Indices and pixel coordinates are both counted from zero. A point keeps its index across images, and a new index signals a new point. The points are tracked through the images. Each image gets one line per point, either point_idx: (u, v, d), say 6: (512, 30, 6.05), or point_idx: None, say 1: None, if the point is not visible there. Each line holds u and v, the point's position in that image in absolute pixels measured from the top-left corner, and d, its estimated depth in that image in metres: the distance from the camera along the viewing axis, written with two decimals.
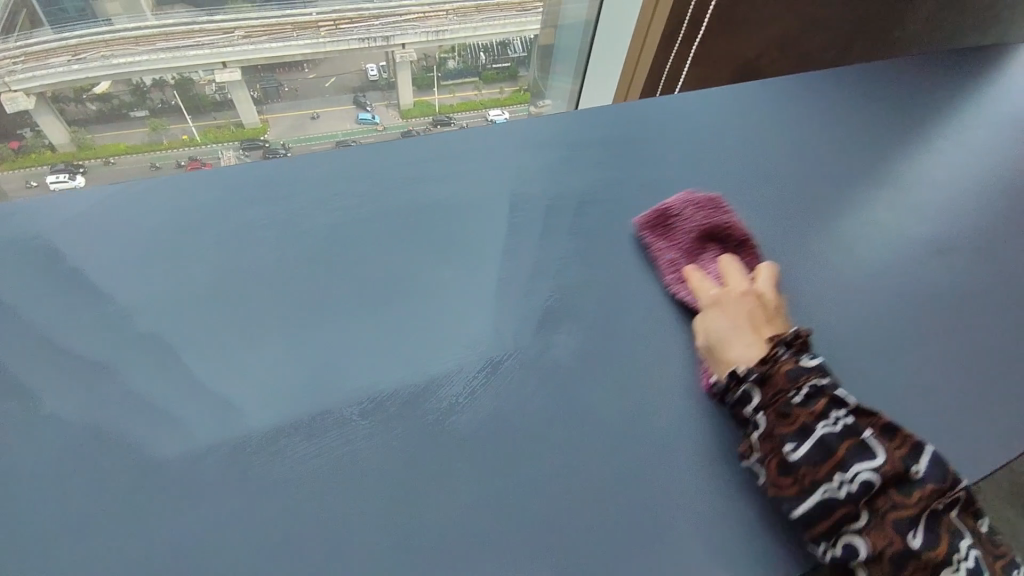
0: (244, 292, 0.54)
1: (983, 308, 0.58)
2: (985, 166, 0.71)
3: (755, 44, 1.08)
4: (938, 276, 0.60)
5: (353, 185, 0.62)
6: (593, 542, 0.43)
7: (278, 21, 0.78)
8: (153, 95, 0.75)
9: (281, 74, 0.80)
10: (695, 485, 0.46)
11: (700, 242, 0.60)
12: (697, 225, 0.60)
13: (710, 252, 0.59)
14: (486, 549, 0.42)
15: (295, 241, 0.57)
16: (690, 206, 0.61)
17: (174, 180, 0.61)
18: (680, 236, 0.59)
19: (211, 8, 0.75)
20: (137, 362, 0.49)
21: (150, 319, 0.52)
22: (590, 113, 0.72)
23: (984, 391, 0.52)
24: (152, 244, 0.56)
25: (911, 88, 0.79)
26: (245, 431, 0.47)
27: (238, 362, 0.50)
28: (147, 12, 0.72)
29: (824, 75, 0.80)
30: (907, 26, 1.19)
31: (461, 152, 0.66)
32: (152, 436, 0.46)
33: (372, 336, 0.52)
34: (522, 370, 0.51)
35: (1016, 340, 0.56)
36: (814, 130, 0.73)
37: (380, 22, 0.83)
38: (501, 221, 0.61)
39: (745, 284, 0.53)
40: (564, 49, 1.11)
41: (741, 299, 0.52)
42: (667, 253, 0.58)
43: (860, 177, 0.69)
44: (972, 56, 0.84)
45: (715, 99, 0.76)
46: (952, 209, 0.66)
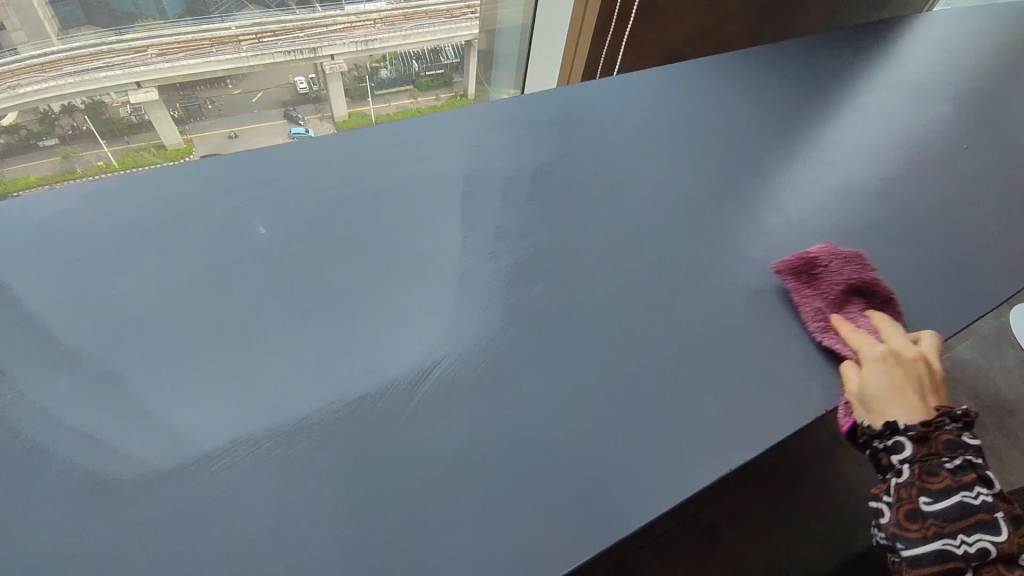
0: (183, 296, 0.51)
1: (905, 247, 0.63)
2: (891, 125, 0.78)
3: (676, 35, 1.15)
4: (861, 224, 0.65)
5: (298, 181, 0.61)
6: (575, 496, 0.42)
7: (193, 37, 0.76)
8: (62, 122, 0.72)
9: (202, 92, 0.79)
10: (669, 433, 0.46)
11: (846, 293, 0.56)
12: (858, 270, 0.57)
13: (859, 304, 0.55)
14: (464, 515, 0.41)
15: (242, 239, 0.56)
16: (841, 257, 0.57)
17: (107, 189, 0.58)
18: (828, 286, 0.56)
19: (120, 27, 0.71)
20: (67, 375, 0.46)
21: (75, 329, 0.48)
22: (527, 101, 0.75)
23: (913, 317, 0.56)
24: (81, 252, 0.53)
25: (819, 64, 0.86)
26: (192, 432, 0.43)
27: (178, 371, 0.47)
28: (53, 38, 0.67)
29: (740, 56, 0.86)
30: (807, 12, 1.30)
31: (406, 144, 0.67)
32: (92, 447, 0.42)
33: (319, 338, 0.50)
34: (488, 339, 0.51)
35: (936, 270, 0.61)
36: (737, 105, 0.79)
37: (305, 34, 0.83)
38: (451, 205, 0.62)
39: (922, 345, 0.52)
40: (502, 57, 1.17)
41: (910, 362, 0.50)
42: (812, 303, 0.54)
43: (782, 145, 0.74)
44: (868, 32, 0.93)
45: (645, 81, 0.80)
46: (867, 165, 0.72)
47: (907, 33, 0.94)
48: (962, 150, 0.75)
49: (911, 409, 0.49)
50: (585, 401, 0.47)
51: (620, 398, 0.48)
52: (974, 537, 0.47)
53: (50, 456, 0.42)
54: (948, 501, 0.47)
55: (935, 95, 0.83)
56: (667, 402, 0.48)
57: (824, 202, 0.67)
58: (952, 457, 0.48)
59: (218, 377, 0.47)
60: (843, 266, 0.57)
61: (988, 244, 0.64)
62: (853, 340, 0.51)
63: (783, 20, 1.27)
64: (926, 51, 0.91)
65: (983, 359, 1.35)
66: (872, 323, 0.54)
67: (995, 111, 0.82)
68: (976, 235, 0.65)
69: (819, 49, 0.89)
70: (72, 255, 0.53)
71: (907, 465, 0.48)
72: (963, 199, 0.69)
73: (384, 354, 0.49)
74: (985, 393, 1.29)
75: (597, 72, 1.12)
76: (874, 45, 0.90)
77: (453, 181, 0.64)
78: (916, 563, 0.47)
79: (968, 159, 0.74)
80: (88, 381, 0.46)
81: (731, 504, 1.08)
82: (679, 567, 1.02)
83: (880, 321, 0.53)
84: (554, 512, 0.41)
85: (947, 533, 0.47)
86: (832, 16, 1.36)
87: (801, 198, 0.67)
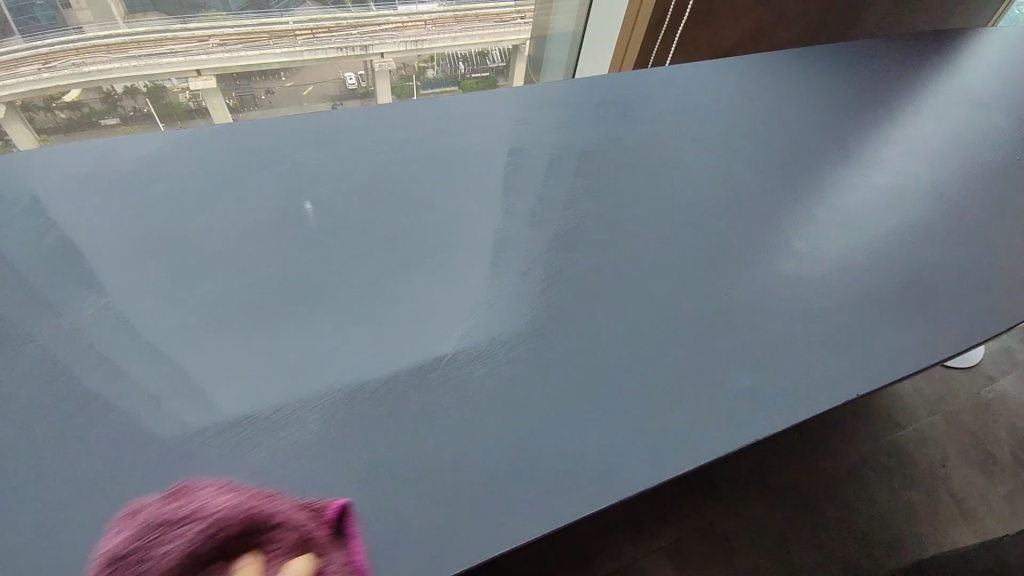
0: (229, 244, 0.54)
1: (944, 253, 0.61)
2: (940, 134, 0.76)
3: (727, 36, 1.14)
4: (900, 228, 0.64)
5: (344, 145, 0.64)
6: (587, 456, 0.43)
7: (253, 30, 0.83)
8: (125, 103, 0.80)
9: (257, 82, 0.85)
10: (684, 407, 0.47)
11: None
12: (167, 561, 0.34)
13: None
14: (478, 463, 0.42)
15: (287, 193, 0.59)
16: (123, 547, 0.35)
17: (167, 140, 0.62)
18: None
19: (185, 17, 0.79)
20: (124, 303, 0.50)
21: (129, 267, 0.52)
22: (570, 85, 0.76)
23: (948, 321, 0.55)
24: (141, 195, 0.57)
25: (872, 67, 0.85)
26: (232, 365, 0.46)
27: (219, 316, 0.49)
28: (119, 21, 0.75)
29: (791, 55, 0.85)
30: (865, 21, 1.27)
31: (449, 119, 0.69)
32: (141, 369, 0.46)
33: (352, 306, 0.51)
34: (513, 306, 0.52)
35: (975, 278, 0.59)
36: (783, 102, 0.78)
37: (358, 32, 0.89)
38: (489, 177, 0.63)
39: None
40: (552, 62, 1.21)
41: None
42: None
43: (826, 143, 0.73)
44: (926, 41, 0.91)
45: (690, 72, 0.80)
46: (914, 172, 0.70)
47: (970, 44, 0.91)
48: (1018, 164, 0.73)
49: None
50: (605, 371, 0.48)
51: (639, 372, 0.49)
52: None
53: (101, 375, 0.45)
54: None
55: (992, 107, 0.81)
56: (685, 379, 0.49)
57: (862, 204, 0.66)
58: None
59: (258, 316, 0.50)
60: (150, 556, 0.34)
61: None
62: None
63: (839, 27, 1.25)
64: (986, 63, 0.88)
65: None
66: None
67: None
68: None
69: (874, 54, 0.87)
70: (130, 199, 0.57)
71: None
72: (1016, 213, 0.67)
73: (415, 327, 0.50)
74: None
75: (648, 65, 1.10)
76: (933, 54, 0.88)
77: (492, 155, 0.66)
78: None
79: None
80: (141, 310, 0.49)
81: (746, 520, 1.06)
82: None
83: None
84: (565, 471, 0.42)
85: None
86: (894, 28, 1.32)
87: (841, 198, 0.67)
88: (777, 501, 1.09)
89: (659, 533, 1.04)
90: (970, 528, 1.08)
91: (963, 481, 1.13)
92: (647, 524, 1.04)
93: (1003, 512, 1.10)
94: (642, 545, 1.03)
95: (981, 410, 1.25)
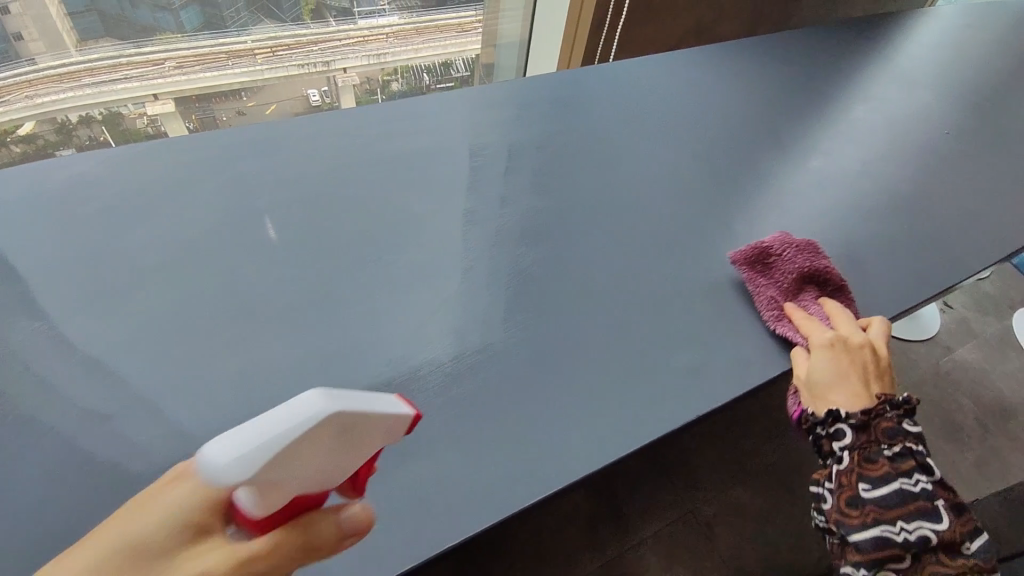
0: (185, 258, 0.53)
1: (883, 228, 0.65)
2: (881, 114, 0.79)
3: (676, 28, 1.16)
4: (843, 206, 0.67)
5: (299, 152, 0.63)
6: (547, 444, 0.45)
7: (211, 50, 0.82)
8: (80, 132, 0.77)
9: (217, 104, 0.84)
10: (640, 391, 0.49)
11: (802, 280, 0.56)
12: (793, 266, 0.56)
13: (813, 294, 0.56)
14: (443, 457, 0.44)
15: (242, 203, 0.58)
16: (784, 248, 0.57)
17: (114, 155, 0.60)
18: (781, 274, 0.56)
19: (139, 40, 0.77)
20: (78, 325, 0.48)
21: (80, 288, 0.51)
22: (524, 80, 0.77)
23: (886, 294, 0.58)
24: (90, 212, 0.56)
25: (813, 53, 0.88)
26: (194, 379, 0.46)
27: (179, 333, 0.48)
28: (71, 49, 0.73)
29: (736, 44, 0.87)
30: (807, 10, 1.31)
31: (405, 119, 0.69)
32: (100, 389, 0.45)
33: (314, 313, 0.51)
34: (474, 303, 0.53)
35: (911, 251, 0.63)
36: (731, 90, 0.80)
37: (319, 48, 0.90)
38: (447, 176, 0.64)
39: (878, 339, 0.52)
40: (503, 68, 1.21)
41: (857, 351, 0.50)
42: (767, 292, 0.55)
43: (772, 128, 0.76)
44: (864, 25, 0.94)
45: (641, 64, 0.82)
46: (857, 153, 0.74)
47: (906, 28, 0.95)
48: (954, 140, 0.77)
49: (857, 397, 0.49)
50: (563, 361, 0.50)
51: (596, 359, 0.51)
52: (914, 524, 0.46)
53: (59, 402, 0.44)
54: (887, 487, 0.46)
55: (927, 86, 0.85)
56: (640, 363, 0.51)
57: (809, 185, 0.69)
58: (890, 445, 0.48)
59: (220, 330, 0.49)
60: (785, 256, 0.56)
61: (965, 228, 0.66)
62: (804, 324, 0.53)
63: (782, 17, 1.29)
64: (922, 44, 0.92)
65: (985, 360, 1.35)
66: (841, 313, 0.54)
67: (990, 104, 0.83)
68: (962, 222, 0.67)
69: (815, 41, 0.90)
70: (79, 217, 0.55)
71: (852, 432, 0.48)
72: (953, 188, 0.70)
73: (377, 331, 0.50)
74: (990, 395, 1.28)
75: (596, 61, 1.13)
76: (871, 38, 0.92)
77: (448, 155, 0.66)
78: (862, 547, 0.46)
79: (958, 148, 0.76)
80: (97, 332, 0.48)
81: (726, 502, 1.09)
82: (677, 563, 1.01)
83: (846, 316, 0.53)
84: (525, 460, 0.44)
85: (886, 518, 0.46)
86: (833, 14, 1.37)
87: (790, 180, 0.69)
88: (757, 483, 1.11)
89: (644, 523, 1.06)
90: None
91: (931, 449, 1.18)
92: (631, 517, 1.06)
93: (971, 476, 1.15)
94: (627, 537, 1.04)
95: (943, 379, 1.30)
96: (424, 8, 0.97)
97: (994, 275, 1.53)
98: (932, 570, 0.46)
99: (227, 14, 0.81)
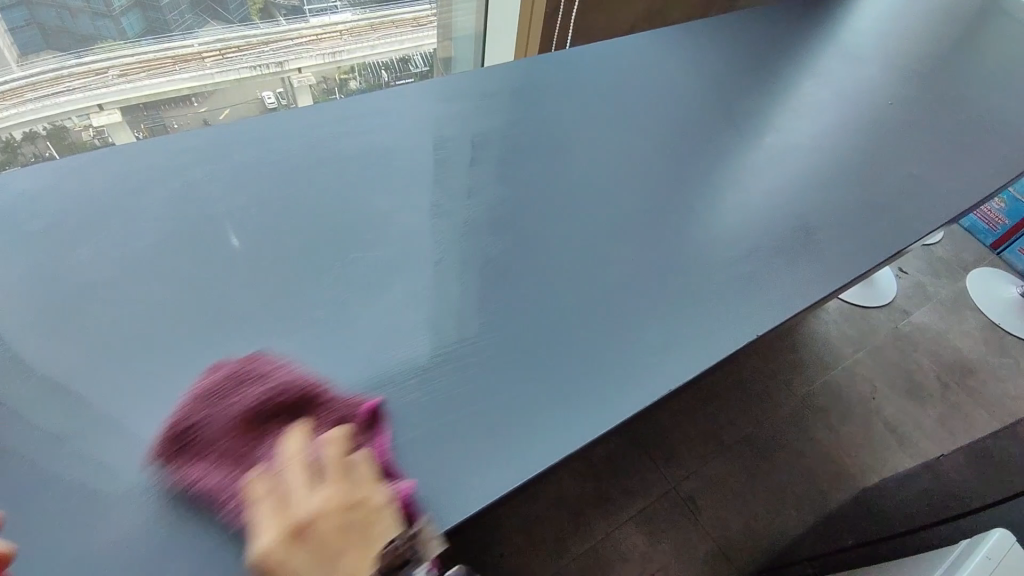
0: (146, 271, 0.51)
1: (837, 199, 0.67)
2: (829, 88, 0.82)
3: (628, 16, 1.17)
4: (798, 178, 0.69)
5: (256, 155, 0.61)
6: (530, 428, 0.46)
7: (156, 57, 0.79)
8: (25, 149, 0.74)
9: (166, 111, 0.83)
10: (617, 371, 0.50)
11: (231, 441, 0.40)
12: (212, 428, 0.41)
13: (266, 440, 0.41)
14: (427, 450, 0.44)
15: (202, 209, 0.56)
16: (188, 409, 0.42)
17: (61, 169, 0.57)
18: (202, 446, 0.41)
19: (79, 50, 0.73)
20: (35, 350, 0.46)
21: (36, 310, 0.48)
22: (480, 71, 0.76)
23: (841, 262, 0.61)
24: (37, 228, 0.53)
25: (763, 33, 0.90)
26: (165, 393, 0.45)
27: (143, 351, 0.47)
28: (12, 63, 0.69)
29: (689, 26, 0.88)
30: None
31: (363, 116, 0.67)
32: (67, 413, 0.43)
33: (285, 318, 0.50)
34: (446, 297, 0.53)
35: (864, 218, 0.65)
36: (686, 72, 0.81)
37: (270, 49, 0.88)
38: (411, 171, 0.63)
39: (314, 504, 0.36)
40: (461, 60, 1.21)
41: (291, 537, 0.35)
42: (199, 479, 0.39)
43: (727, 107, 0.77)
44: (809, 4, 0.97)
45: (597, 52, 0.82)
46: (811, 128, 0.76)
47: (849, 4, 0.98)
48: (898, 111, 0.80)
49: None
50: (539, 348, 0.51)
51: (571, 343, 0.51)
52: None
53: (15, 428, 0.42)
54: None
55: (870, 60, 0.88)
56: (616, 344, 0.52)
57: (765, 161, 0.71)
58: None
59: (184, 341, 0.48)
60: (207, 411, 0.42)
61: (914, 194, 0.69)
62: (260, 505, 0.37)
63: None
64: (866, 20, 0.95)
65: (940, 321, 1.41)
66: (290, 463, 0.39)
67: (933, 75, 0.87)
68: (911, 188, 0.70)
69: (762, 21, 0.92)
70: (28, 235, 0.52)
71: None
72: (903, 158, 0.73)
73: (352, 332, 0.50)
74: (947, 353, 1.35)
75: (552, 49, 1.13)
76: (817, 15, 0.94)
77: (412, 150, 0.65)
78: None
79: (901, 117, 0.79)
80: (60, 353, 0.46)
81: (708, 477, 1.11)
82: (663, 539, 1.04)
83: (266, 485, 0.38)
84: (509, 445, 0.45)
85: None
86: None
87: (748, 157, 0.71)
88: (733, 452, 1.14)
89: (629, 504, 1.07)
90: (906, 451, 1.17)
91: (897, 409, 1.23)
92: (617, 498, 1.08)
93: (933, 431, 1.21)
94: (615, 518, 1.05)
95: (903, 341, 1.36)
96: (377, 3, 0.96)
97: (945, 240, 1.61)
98: None
99: (172, 18, 0.77)
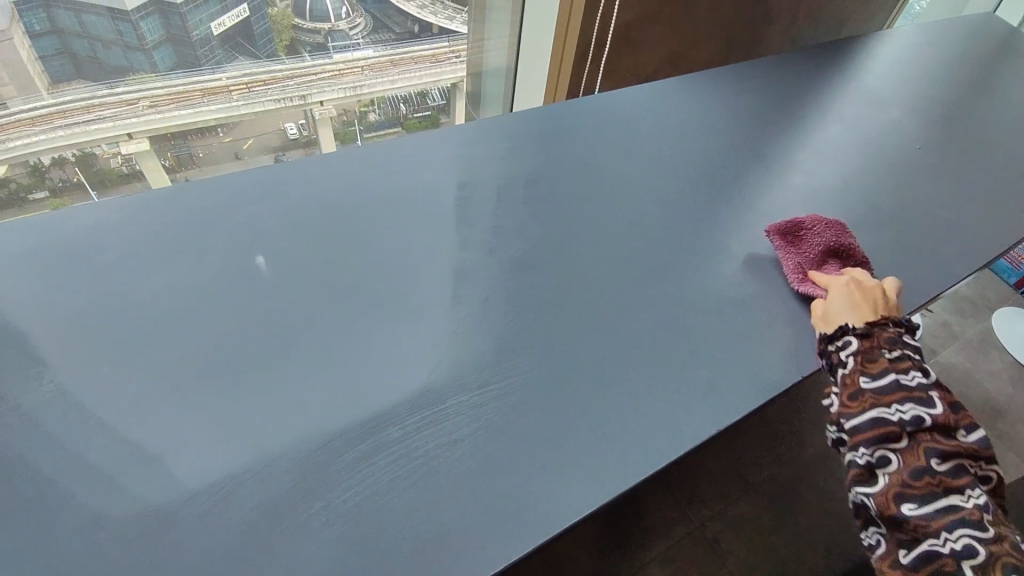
0: (190, 308, 0.53)
1: (869, 242, 0.67)
2: (852, 131, 0.83)
3: (652, 61, 1.21)
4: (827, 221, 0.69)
5: (297, 195, 0.64)
6: (568, 472, 0.46)
7: (186, 88, 0.82)
8: (53, 174, 0.79)
9: (193, 140, 0.87)
10: (654, 414, 0.50)
11: (826, 255, 0.63)
12: (827, 238, 0.63)
13: (835, 264, 0.62)
14: (464, 493, 0.44)
15: (246, 246, 0.58)
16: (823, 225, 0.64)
17: (111, 206, 0.60)
18: (809, 247, 0.63)
19: (111, 81, 0.77)
20: (80, 384, 0.47)
21: (80, 344, 0.50)
22: (510, 116, 0.78)
23: None
24: (86, 264, 0.55)
25: (787, 79, 0.91)
26: (206, 430, 0.45)
27: (184, 386, 0.48)
28: (44, 92, 0.73)
29: (710, 71, 0.91)
30: (771, 39, 1.38)
31: (400, 158, 0.70)
32: (110, 449, 0.44)
33: (322, 355, 0.51)
34: (482, 338, 0.54)
35: (896, 262, 0.65)
36: (712, 117, 0.83)
37: (294, 83, 0.91)
38: (446, 213, 0.65)
39: (881, 284, 0.58)
40: (490, 93, 1.27)
41: (869, 291, 0.57)
42: (792, 259, 0.62)
43: (753, 151, 0.78)
44: (831, 50, 0.98)
45: (625, 97, 0.84)
46: (835, 171, 0.76)
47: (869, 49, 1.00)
48: (923, 154, 0.80)
49: None
50: (575, 390, 0.51)
51: (607, 386, 0.51)
52: None
53: (61, 464, 0.43)
54: None
55: (893, 103, 0.89)
56: (651, 387, 0.52)
57: (793, 204, 0.71)
58: None
59: (224, 377, 0.49)
60: (828, 235, 0.64)
61: (946, 238, 0.69)
62: (825, 281, 0.59)
63: (752, 44, 1.35)
64: (885, 64, 0.97)
65: (969, 362, 1.38)
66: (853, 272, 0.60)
67: (957, 118, 0.87)
68: (942, 231, 0.69)
69: (786, 66, 0.94)
70: (77, 270, 0.54)
71: None
72: (929, 201, 0.73)
73: (390, 370, 0.50)
74: (978, 396, 1.31)
75: (580, 88, 1.16)
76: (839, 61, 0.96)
77: (448, 192, 0.67)
78: None
79: (926, 160, 0.79)
80: (104, 388, 0.47)
81: (731, 517, 1.09)
82: None
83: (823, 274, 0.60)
84: (547, 489, 0.44)
85: None
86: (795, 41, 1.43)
87: (777, 200, 0.72)
88: (756, 493, 1.12)
89: (649, 545, 1.05)
90: None
91: None
92: (638, 538, 1.05)
93: None
94: (636, 558, 1.03)
95: None
96: (398, 40, 0.98)
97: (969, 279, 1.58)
98: (927, 446, 0.49)
99: (202, 53, 0.80)
